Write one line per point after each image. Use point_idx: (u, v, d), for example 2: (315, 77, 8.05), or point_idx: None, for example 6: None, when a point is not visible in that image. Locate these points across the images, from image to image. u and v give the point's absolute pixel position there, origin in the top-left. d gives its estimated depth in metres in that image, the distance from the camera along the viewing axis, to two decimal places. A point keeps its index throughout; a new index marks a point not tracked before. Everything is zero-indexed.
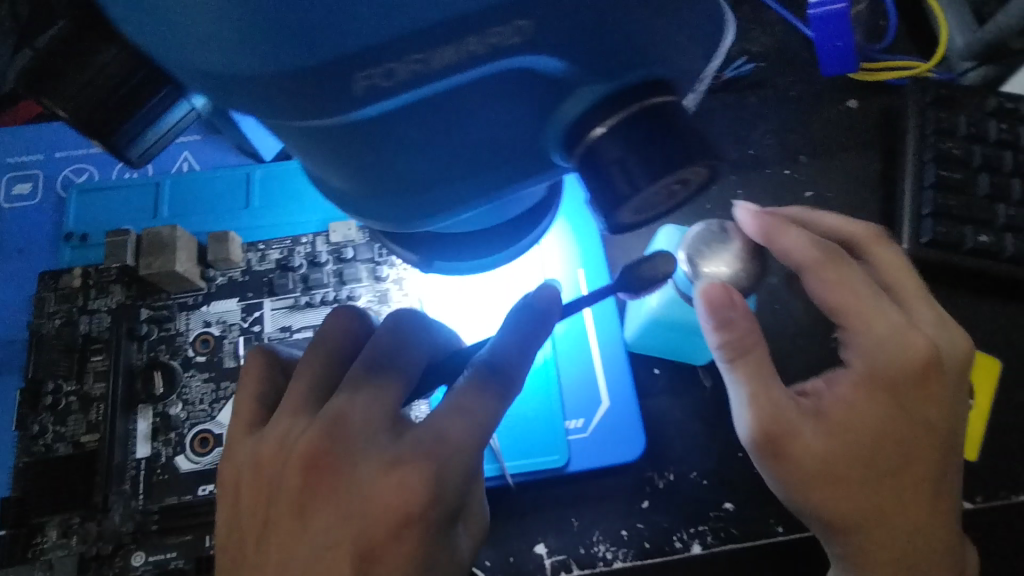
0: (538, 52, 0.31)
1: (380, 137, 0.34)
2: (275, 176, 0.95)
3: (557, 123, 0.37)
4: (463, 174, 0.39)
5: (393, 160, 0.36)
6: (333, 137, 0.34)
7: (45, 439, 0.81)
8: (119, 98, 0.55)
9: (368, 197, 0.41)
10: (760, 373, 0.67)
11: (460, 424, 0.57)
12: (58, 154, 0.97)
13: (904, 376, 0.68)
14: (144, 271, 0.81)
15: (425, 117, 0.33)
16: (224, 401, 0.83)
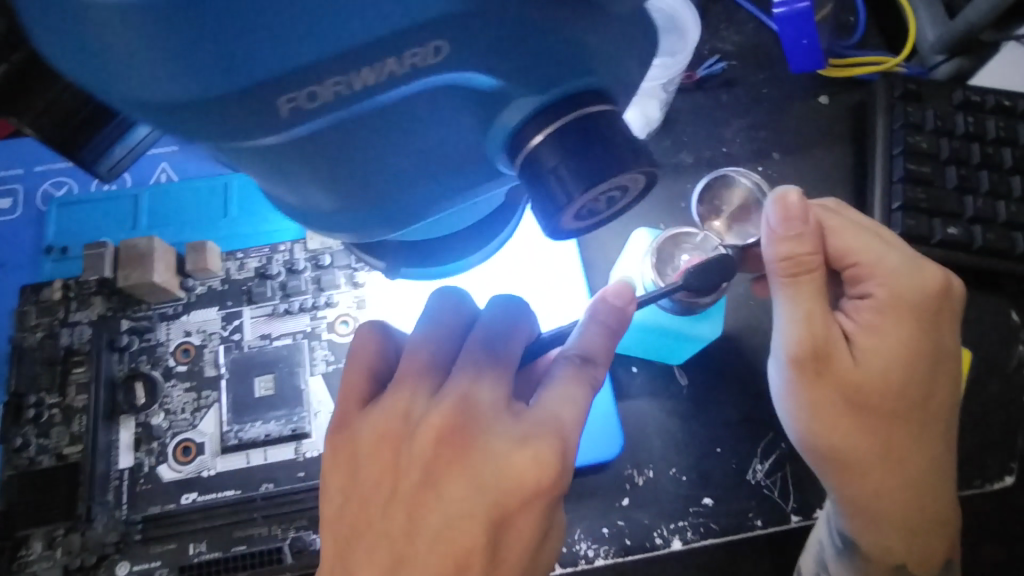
0: (460, 68, 0.33)
1: (320, 154, 0.36)
2: (252, 185, 0.96)
3: (493, 131, 0.39)
4: (406, 186, 0.40)
5: (336, 177, 0.38)
6: (278, 155, 0.35)
7: (28, 451, 0.82)
8: (84, 116, 0.58)
9: (322, 211, 0.42)
10: (818, 294, 0.68)
11: (572, 408, 0.59)
12: (38, 168, 0.98)
13: (925, 302, 0.69)
14: (122, 282, 0.82)
15: (366, 130, 0.35)
16: (205, 409, 0.84)
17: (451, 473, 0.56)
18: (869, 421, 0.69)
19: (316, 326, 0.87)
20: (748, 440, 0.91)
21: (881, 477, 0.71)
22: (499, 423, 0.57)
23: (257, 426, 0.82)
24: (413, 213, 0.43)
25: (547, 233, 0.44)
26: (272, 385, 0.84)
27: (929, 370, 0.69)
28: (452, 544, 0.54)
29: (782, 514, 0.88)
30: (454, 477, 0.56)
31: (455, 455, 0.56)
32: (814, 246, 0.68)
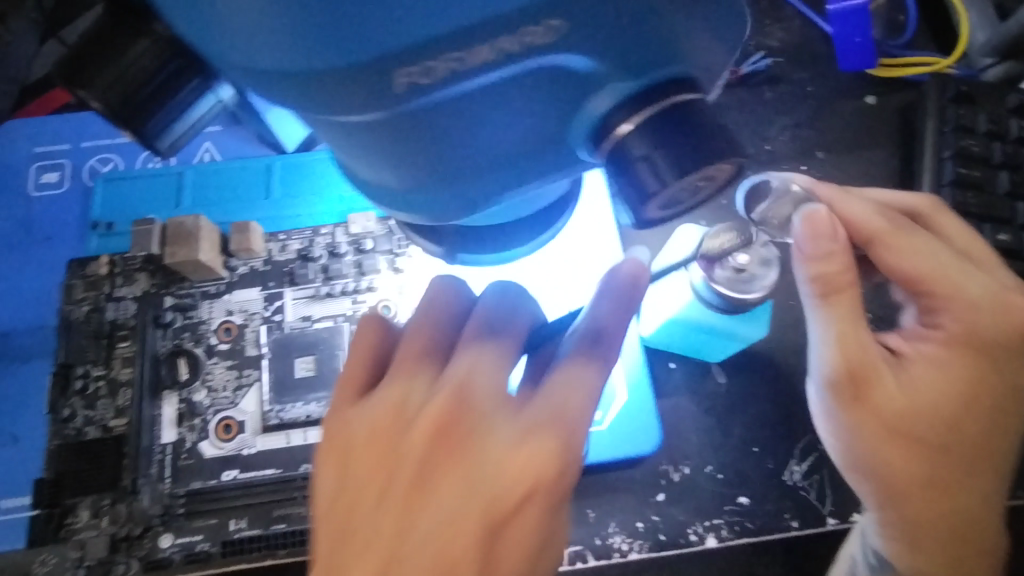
0: (571, 50, 0.33)
1: (409, 131, 0.35)
2: (295, 167, 0.95)
3: (586, 118, 0.38)
4: (483, 169, 0.40)
5: (417, 155, 0.38)
6: (378, 132, 0.35)
7: (74, 423, 0.83)
8: (148, 91, 0.55)
9: (403, 190, 0.42)
10: (854, 314, 0.65)
11: (576, 394, 0.57)
12: (85, 143, 0.98)
13: (1005, 338, 0.68)
14: (168, 259, 0.82)
15: (466, 113, 0.35)
16: (247, 388, 0.85)
17: (413, 468, 0.54)
18: (909, 451, 0.68)
19: (355, 311, 0.87)
20: (784, 441, 0.91)
21: (923, 504, 0.70)
22: (469, 403, 0.56)
23: (298, 407, 0.83)
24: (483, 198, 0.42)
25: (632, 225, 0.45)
26: (313, 367, 0.85)
27: (987, 406, 0.69)
28: (442, 551, 0.51)
29: (818, 517, 0.87)
30: (442, 464, 0.54)
31: (434, 438, 0.54)
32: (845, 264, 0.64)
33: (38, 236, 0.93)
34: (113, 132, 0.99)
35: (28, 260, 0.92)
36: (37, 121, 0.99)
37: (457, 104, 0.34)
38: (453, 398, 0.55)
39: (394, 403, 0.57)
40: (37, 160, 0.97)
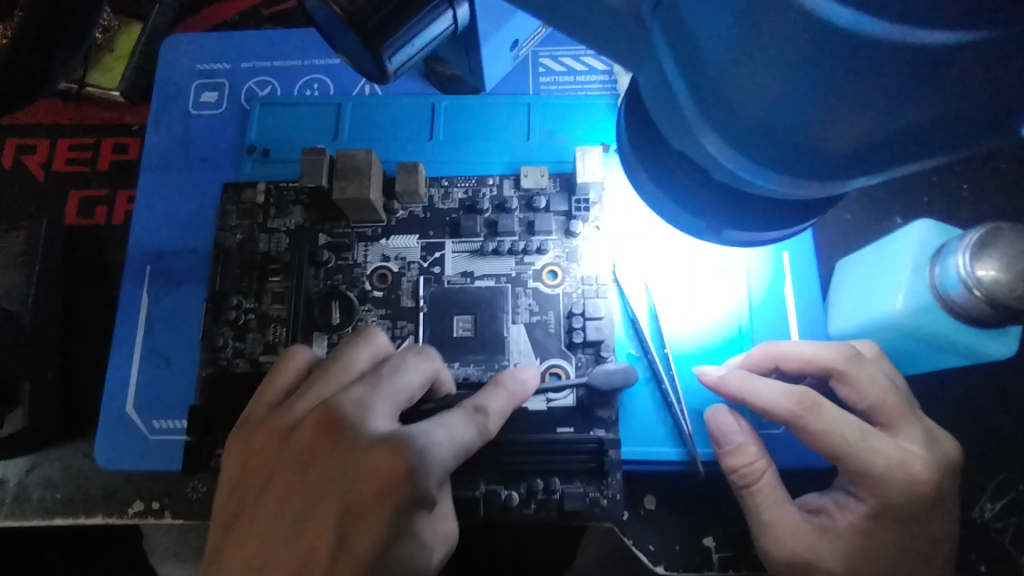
0: None
1: (858, 74, 0.30)
2: (463, 109, 0.88)
3: None
4: (873, 139, 0.35)
5: (828, 101, 0.33)
6: (800, 45, 0.31)
7: (225, 354, 0.81)
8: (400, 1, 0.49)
9: (750, 133, 0.37)
10: (775, 495, 0.70)
11: (496, 397, 0.65)
12: (244, 64, 0.95)
13: (915, 507, 0.68)
14: (337, 195, 0.77)
15: (924, 67, 0.29)
16: (400, 341, 0.80)
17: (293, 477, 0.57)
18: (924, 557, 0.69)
19: (521, 272, 0.81)
20: (977, 475, 0.80)
21: None
22: (439, 460, 0.56)
23: (455, 367, 0.77)
24: (833, 169, 0.37)
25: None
26: (471, 327, 0.79)
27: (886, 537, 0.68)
28: (301, 545, 0.54)
29: (1011, 565, 0.76)
30: (362, 526, 0.53)
31: (370, 387, 0.61)
32: (784, 413, 0.68)
33: (195, 156, 0.90)
34: (273, 55, 0.95)
35: (184, 179, 0.90)
36: (200, 37, 0.96)
37: (951, 58, 0.29)
38: (416, 464, 0.54)
39: (481, 426, 0.62)
40: (198, 78, 0.94)
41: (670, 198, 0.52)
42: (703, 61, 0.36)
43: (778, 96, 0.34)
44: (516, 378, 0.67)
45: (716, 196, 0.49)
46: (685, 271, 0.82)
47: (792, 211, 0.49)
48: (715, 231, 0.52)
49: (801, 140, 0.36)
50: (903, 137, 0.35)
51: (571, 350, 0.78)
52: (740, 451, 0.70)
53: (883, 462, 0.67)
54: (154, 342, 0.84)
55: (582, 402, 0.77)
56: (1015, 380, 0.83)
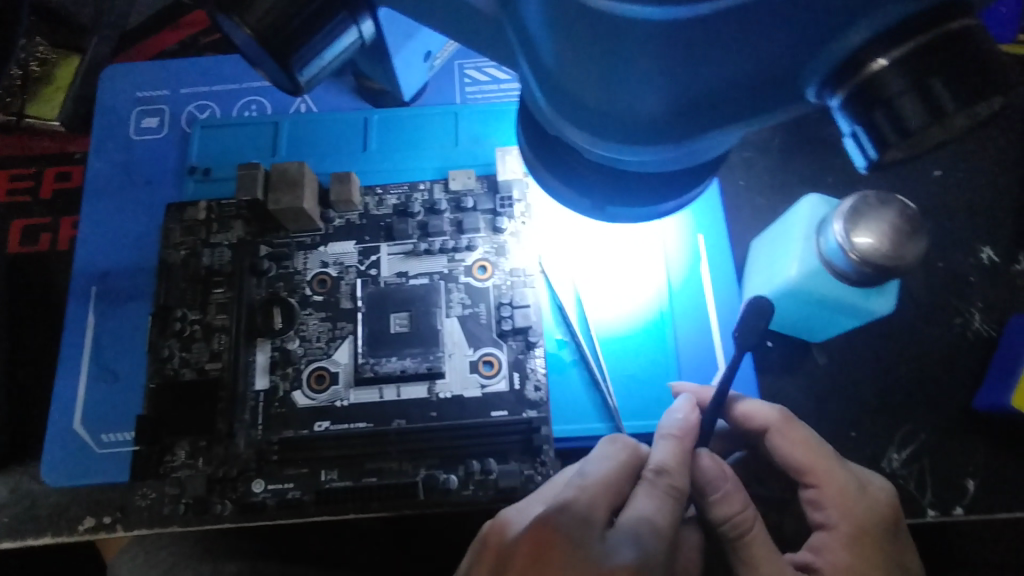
0: None
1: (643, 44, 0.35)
2: (394, 122, 0.94)
3: (833, 52, 0.37)
4: (692, 101, 0.39)
5: (636, 68, 0.37)
6: (605, 26, 0.35)
7: (171, 364, 0.83)
8: (302, 18, 0.54)
9: (591, 110, 0.41)
10: (769, 551, 0.67)
11: (581, 494, 0.68)
12: (183, 90, 0.99)
13: (886, 528, 0.72)
14: (273, 205, 0.81)
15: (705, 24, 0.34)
16: (341, 340, 0.84)
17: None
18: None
19: (453, 268, 0.86)
20: (885, 429, 0.87)
21: None
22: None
23: (393, 361, 0.82)
24: (671, 134, 0.42)
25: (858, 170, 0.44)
26: (408, 323, 0.84)
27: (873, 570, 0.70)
28: None
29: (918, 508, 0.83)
30: None
31: None
32: (766, 419, 0.75)
33: (137, 179, 0.94)
34: (212, 81, 0.99)
35: (127, 201, 0.93)
36: (139, 67, 1.00)
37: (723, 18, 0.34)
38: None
39: (666, 494, 0.67)
40: (139, 105, 0.98)
41: (560, 179, 0.56)
42: (539, 53, 0.41)
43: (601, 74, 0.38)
44: (606, 448, 0.72)
45: (598, 175, 0.54)
46: (607, 260, 0.88)
47: (666, 183, 0.55)
48: (599, 208, 0.58)
49: (634, 109, 0.40)
50: (710, 103, 0.39)
51: (503, 338, 0.83)
52: (727, 499, 0.68)
53: (857, 480, 0.73)
54: (101, 358, 0.86)
55: (516, 385, 0.81)
56: (916, 341, 0.91)
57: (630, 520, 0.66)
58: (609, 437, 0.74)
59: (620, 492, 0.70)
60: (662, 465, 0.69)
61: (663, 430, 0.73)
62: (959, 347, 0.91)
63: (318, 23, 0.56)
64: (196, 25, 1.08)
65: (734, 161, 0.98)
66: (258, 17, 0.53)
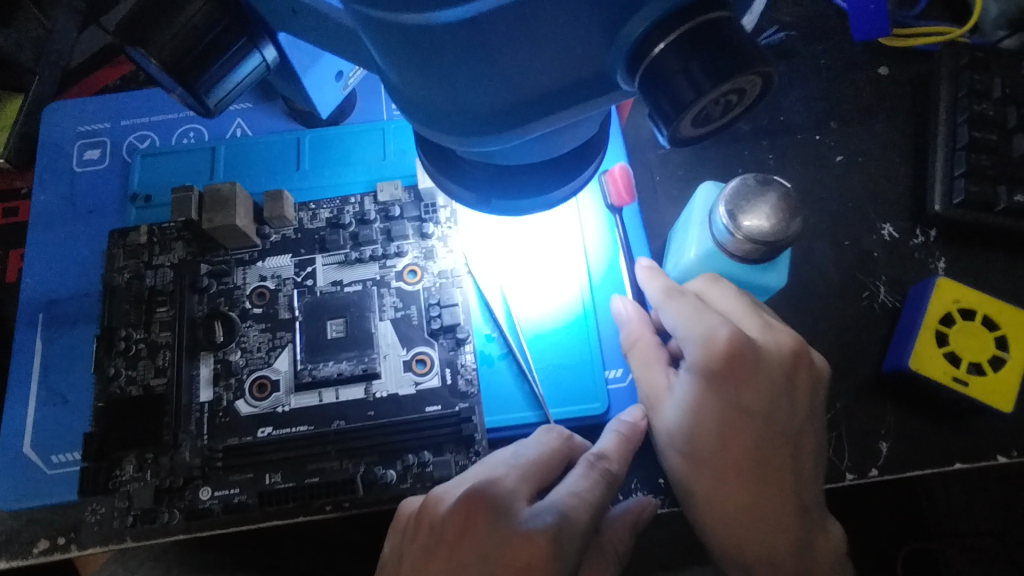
0: None
1: (454, 46, 0.37)
2: (325, 141, 1.00)
3: (624, 43, 0.40)
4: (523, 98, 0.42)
5: (461, 75, 0.40)
6: (421, 43, 0.38)
7: (118, 382, 0.87)
8: (201, 50, 0.60)
9: (438, 115, 0.44)
10: (644, 364, 0.80)
11: (513, 473, 0.71)
12: (124, 122, 1.04)
13: (714, 369, 0.71)
14: (207, 225, 0.86)
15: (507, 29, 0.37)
16: (281, 349, 0.88)
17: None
18: (730, 418, 0.71)
19: (385, 274, 0.91)
20: None
21: (739, 476, 0.71)
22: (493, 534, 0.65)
23: (330, 365, 0.86)
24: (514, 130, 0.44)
25: (665, 146, 0.47)
26: (343, 328, 0.88)
27: (719, 420, 0.71)
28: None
29: (837, 473, 0.89)
30: None
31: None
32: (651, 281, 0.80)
33: (81, 209, 0.98)
34: (152, 111, 1.04)
35: (72, 230, 0.97)
36: (81, 102, 1.05)
37: (522, 25, 0.37)
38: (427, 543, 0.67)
39: (601, 477, 0.72)
40: (81, 139, 1.02)
41: (451, 178, 0.59)
42: (384, 73, 0.44)
43: (435, 85, 0.41)
44: (546, 440, 0.76)
45: (479, 168, 0.58)
46: (530, 257, 0.93)
47: (546, 173, 0.59)
48: (484, 201, 0.60)
49: (475, 110, 0.43)
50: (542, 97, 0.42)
51: (435, 337, 0.88)
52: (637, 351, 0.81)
53: (699, 329, 0.72)
54: (51, 382, 0.89)
55: (448, 380, 0.86)
56: (829, 315, 0.97)
57: (560, 495, 0.69)
58: (547, 427, 0.78)
59: (552, 475, 0.74)
60: (601, 452, 0.75)
61: (612, 426, 0.79)
62: (869, 317, 0.97)
63: (221, 51, 0.61)
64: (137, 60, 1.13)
65: (651, 158, 1.04)
66: (161, 49, 0.58)
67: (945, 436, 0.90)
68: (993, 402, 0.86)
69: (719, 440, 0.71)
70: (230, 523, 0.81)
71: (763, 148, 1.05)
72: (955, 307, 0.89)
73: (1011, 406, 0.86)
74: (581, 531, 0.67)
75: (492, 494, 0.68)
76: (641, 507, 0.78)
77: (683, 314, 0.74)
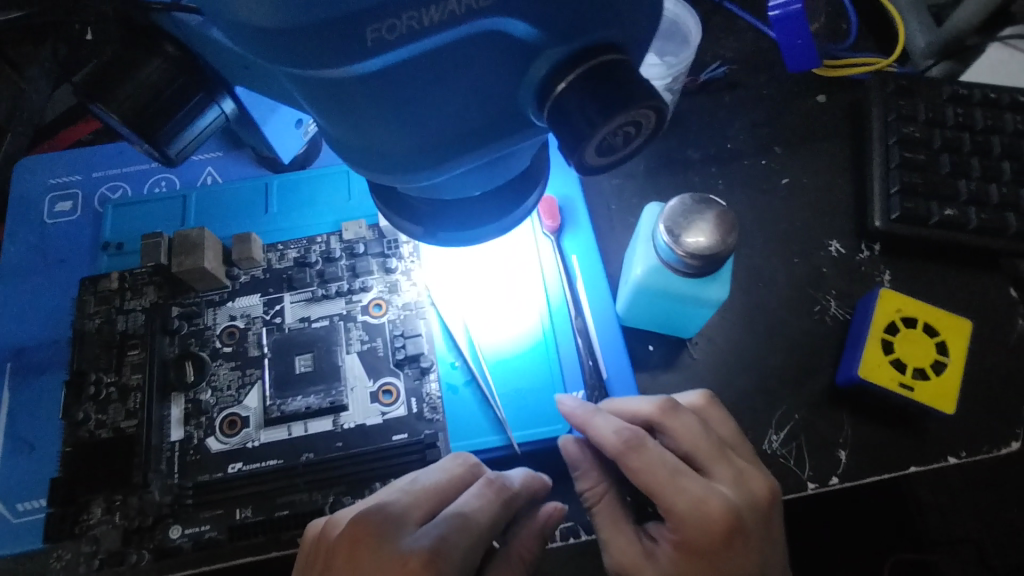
0: (504, 15, 0.40)
1: (376, 96, 0.42)
2: (292, 185, 1.04)
3: (529, 82, 0.46)
4: (439, 138, 0.47)
5: (380, 120, 0.44)
6: (339, 95, 0.42)
7: (88, 425, 0.88)
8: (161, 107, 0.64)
9: (364, 158, 0.48)
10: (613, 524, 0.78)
11: (405, 499, 0.75)
12: (95, 174, 1.07)
13: (707, 545, 0.71)
14: (177, 268, 0.90)
15: (417, 77, 0.42)
16: (250, 385, 0.90)
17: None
18: (707, 521, 0.71)
19: (352, 309, 0.94)
20: (763, 414, 0.96)
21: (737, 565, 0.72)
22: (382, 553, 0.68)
23: (298, 400, 0.88)
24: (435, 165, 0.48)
25: (581, 174, 0.52)
26: (311, 363, 0.91)
27: (703, 526, 0.71)
28: None
29: (799, 482, 0.92)
30: None
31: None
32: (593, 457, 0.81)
33: (51, 259, 1.00)
34: (124, 162, 1.08)
35: (43, 279, 0.99)
36: (53, 157, 1.09)
37: (429, 72, 0.42)
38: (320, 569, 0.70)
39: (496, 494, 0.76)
40: (53, 191, 1.05)
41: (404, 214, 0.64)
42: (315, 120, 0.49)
43: (358, 130, 0.45)
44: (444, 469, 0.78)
45: (424, 204, 0.63)
46: (489, 287, 0.97)
47: (486, 207, 0.64)
48: (430, 234, 0.64)
49: (396, 150, 0.47)
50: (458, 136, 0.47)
51: (400, 367, 0.90)
52: (584, 476, 0.82)
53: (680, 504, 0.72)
54: (17, 430, 0.89)
55: (414, 409, 0.88)
56: (783, 329, 1.01)
57: (448, 515, 0.72)
58: (453, 456, 0.81)
59: (449, 501, 0.77)
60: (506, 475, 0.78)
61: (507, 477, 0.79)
62: (820, 329, 1.01)
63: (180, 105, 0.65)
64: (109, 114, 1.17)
65: (606, 188, 1.10)
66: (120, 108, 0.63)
67: (900, 440, 0.93)
68: (937, 405, 0.90)
69: (706, 534, 0.71)
70: (200, 562, 0.81)
71: (712, 174, 1.11)
72: (897, 315, 0.94)
73: (954, 407, 0.90)
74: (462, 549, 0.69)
75: (377, 520, 0.70)
76: (550, 514, 0.82)
77: (622, 431, 0.77)
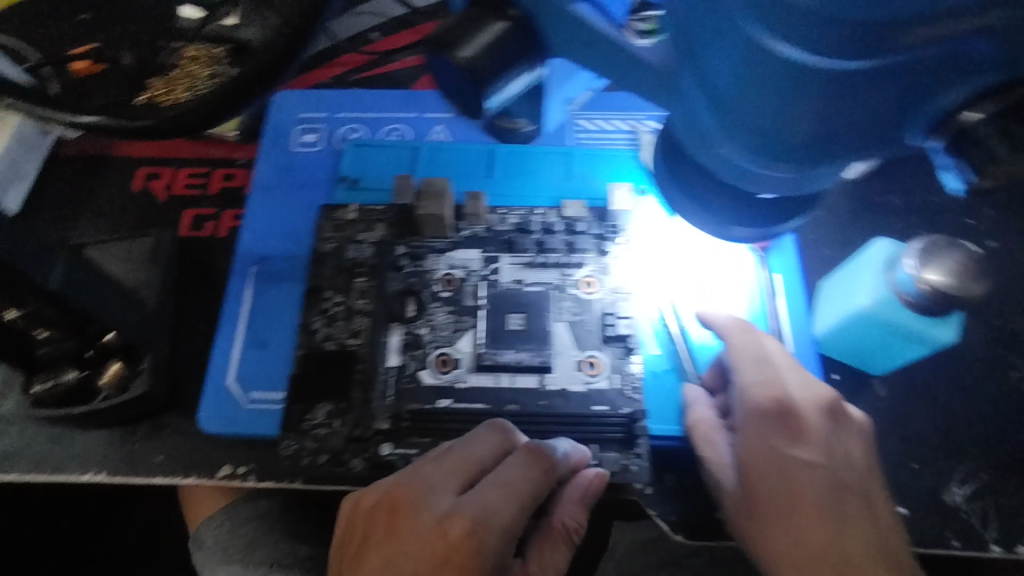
0: (981, 39, 0.46)
1: (827, 88, 0.50)
2: (517, 156, 1.11)
3: (938, 109, 0.52)
4: (838, 136, 0.54)
5: (807, 108, 0.52)
6: (799, 77, 0.50)
7: (318, 336, 0.97)
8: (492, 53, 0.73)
9: (761, 138, 0.56)
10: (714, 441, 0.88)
11: (431, 463, 0.80)
12: (338, 114, 1.17)
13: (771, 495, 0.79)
14: (421, 211, 0.98)
15: (869, 81, 0.49)
16: (465, 331, 0.97)
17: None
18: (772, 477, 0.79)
19: (564, 281, 1.01)
20: (946, 465, 0.95)
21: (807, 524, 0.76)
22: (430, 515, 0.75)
23: (511, 353, 0.95)
24: (812, 157, 0.57)
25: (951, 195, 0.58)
26: (523, 322, 0.97)
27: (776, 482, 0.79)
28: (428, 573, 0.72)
29: (980, 541, 0.90)
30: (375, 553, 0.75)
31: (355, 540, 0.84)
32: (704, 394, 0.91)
33: (295, 183, 1.11)
34: (364, 108, 1.18)
35: (288, 199, 1.09)
36: (305, 93, 1.20)
37: (884, 76, 0.49)
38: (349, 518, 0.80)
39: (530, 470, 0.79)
40: (301, 123, 1.16)
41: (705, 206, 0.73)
42: (720, 93, 0.57)
43: (777, 111, 0.53)
44: (489, 441, 0.82)
45: (723, 198, 0.72)
46: (693, 285, 1.02)
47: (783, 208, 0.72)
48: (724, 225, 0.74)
49: (796, 136, 0.55)
50: (852, 138, 0.54)
51: (607, 343, 0.97)
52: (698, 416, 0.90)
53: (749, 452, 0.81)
54: (255, 328, 1.00)
55: (615, 384, 0.94)
56: (974, 387, 1.01)
57: (490, 490, 0.76)
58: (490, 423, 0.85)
59: (479, 470, 0.80)
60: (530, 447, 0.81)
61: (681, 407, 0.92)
62: (1012, 395, 1.00)
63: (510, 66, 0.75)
64: (349, 65, 1.29)
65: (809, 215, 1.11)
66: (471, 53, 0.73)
67: None
68: None
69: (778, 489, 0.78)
70: None
71: (912, 227, 1.13)
72: None
73: None
74: (501, 523, 0.75)
75: (416, 493, 0.77)
76: (592, 481, 0.86)
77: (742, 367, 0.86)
